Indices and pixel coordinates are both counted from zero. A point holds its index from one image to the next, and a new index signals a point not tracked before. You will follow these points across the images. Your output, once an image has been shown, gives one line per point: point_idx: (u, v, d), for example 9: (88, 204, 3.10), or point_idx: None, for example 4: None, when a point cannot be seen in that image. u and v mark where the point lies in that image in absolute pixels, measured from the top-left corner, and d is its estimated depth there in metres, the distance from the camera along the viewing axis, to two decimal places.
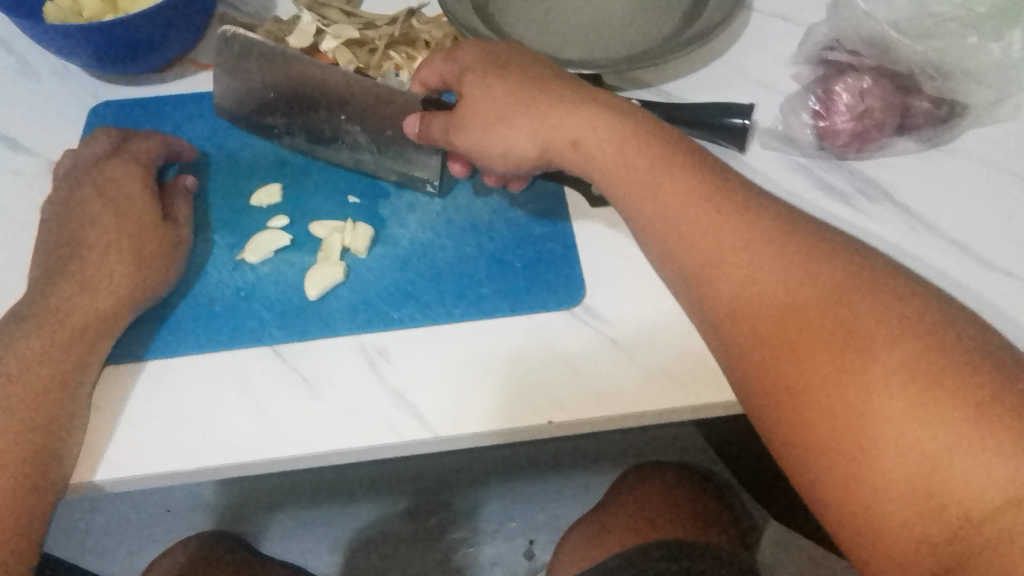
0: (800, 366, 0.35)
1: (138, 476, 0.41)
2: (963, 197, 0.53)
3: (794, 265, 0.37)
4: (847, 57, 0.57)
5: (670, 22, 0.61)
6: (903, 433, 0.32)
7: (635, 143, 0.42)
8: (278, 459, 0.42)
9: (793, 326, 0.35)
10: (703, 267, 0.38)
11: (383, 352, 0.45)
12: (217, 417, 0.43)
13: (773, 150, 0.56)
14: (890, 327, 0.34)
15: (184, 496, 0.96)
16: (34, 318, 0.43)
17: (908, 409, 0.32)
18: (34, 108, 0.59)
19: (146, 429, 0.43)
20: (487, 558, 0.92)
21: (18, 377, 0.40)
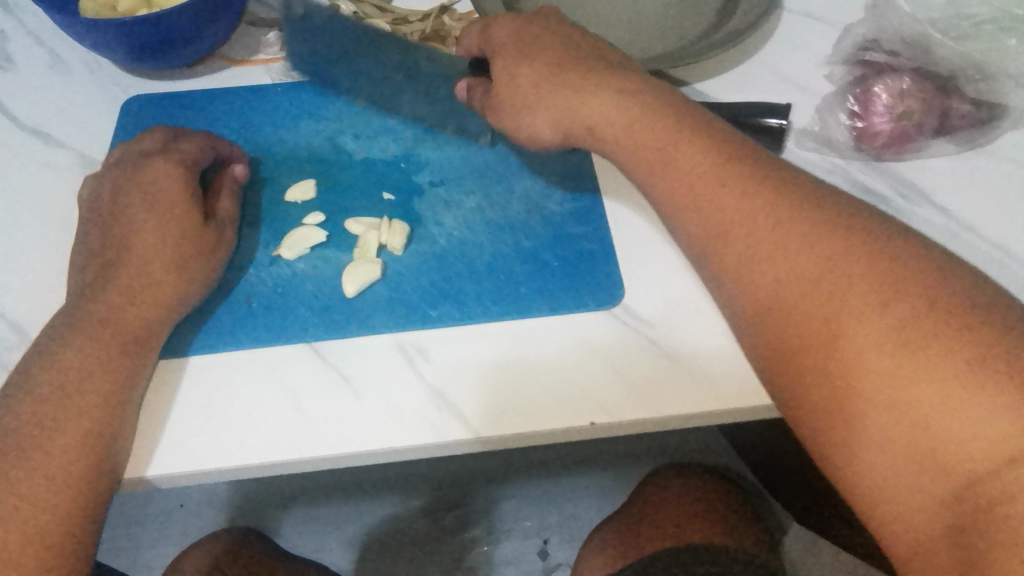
0: (828, 354, 0.35)
1: (181, 473, 0.41)
2: (1010, 202, 0.52)
3: (828, 253, 0.36)
4: (885, 57, 0.57)
5: (705, 20, 0.61)
6: (930, 430, 0.31)
7: (684, 149, 0.42)
8: (320, 458, 0.42)
9: (819, 315, 0.35)
10: (737, 268, 0.38)
11: (421, 351, 0.45)
12: (257, 415, 0.43)
13: (809, 150, 0.55)
14: (917, 322, 0.33)
15: (200, 492, 0.96)
16: (83, 315, 0.43)
17: (938, 393, 0.31)
18: (66, 102, 0.59)
19: (188, 426, 0.42)
20: (502, 557, 0.91)
21: (74, 377, 0.41)
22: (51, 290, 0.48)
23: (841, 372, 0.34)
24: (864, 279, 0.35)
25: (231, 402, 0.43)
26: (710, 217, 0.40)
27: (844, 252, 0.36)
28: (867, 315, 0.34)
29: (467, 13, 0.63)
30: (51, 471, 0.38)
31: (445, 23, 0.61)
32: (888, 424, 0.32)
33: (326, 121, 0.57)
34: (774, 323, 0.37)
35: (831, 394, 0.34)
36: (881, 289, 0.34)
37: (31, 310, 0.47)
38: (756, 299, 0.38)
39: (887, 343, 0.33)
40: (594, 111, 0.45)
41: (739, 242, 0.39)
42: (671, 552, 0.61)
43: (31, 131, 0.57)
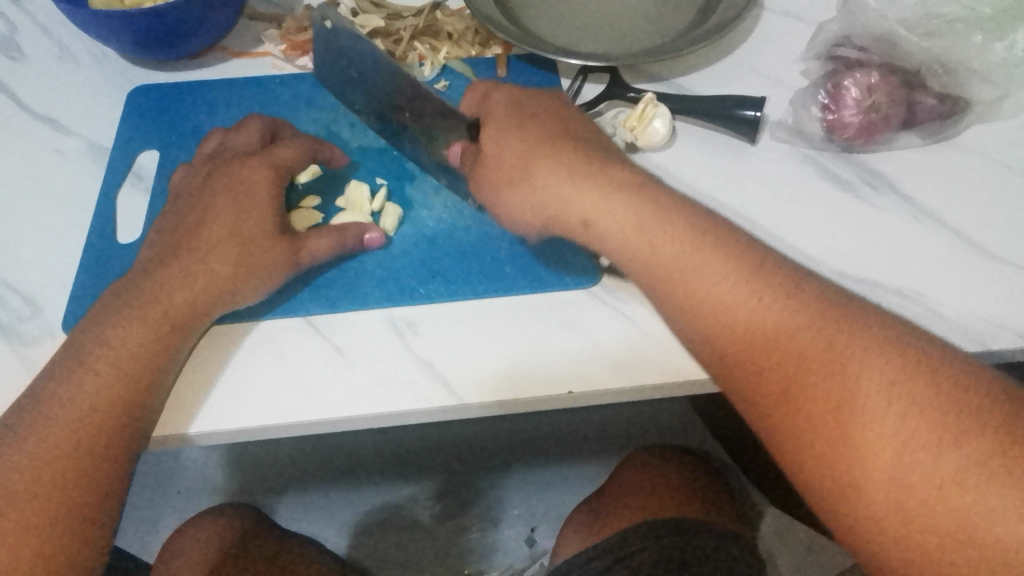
0: (827, 438, 0.36)
1: (224, 429, 0.44)
2: (964, 236, 0.52)
3: (830, 337, 0.37)
4: (856, 53, 0.59)
5: (685, 17, 0.64)
6: (918, 475, 0.33)
7: (672, 224, 0.43)
8: (327, 419, 0.45)
9: (815, 404, 0.36)
10: (715, 315, 0.40)
11: (412, 326, 0.48)
12: (290, 384, 0.46)
13: (782, 141, 0.58)
14: (895, 375, 0.35)
15: (197, 478, 0.98)
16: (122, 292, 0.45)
17: (933, 465, 0.33)
18: (75, 92, 0.61)
19: (227, 393, 0.45)
20: (490, 544, 0.94)
21: (123, 353, 0.42)
22: (61, 268, 0.51)
23: (844, 454, 0.35)
24: (848, 366, 0.36)
25: (233, 371, 0.46)
26: (682, 281, 0.41)
27: (825, 339, 0.37)
28: (875, 379, 0.36)
29: (459, 10, 0.66)
30: (69, 431, 0.40)
31: (437, 18, 0.65)
32: (891, 500, 0.34)
33: (323, 111, 0.59)
34: (770, 409, 0.38)
35: (833, 472, 0.35)
36: (864, 372, 0.36)
37: (42, 286, 0.50)
38: (753, 392, 0.39)
39: (882, 423, 0.35)
40: (568, 183, 0.46)
41: (729, 332, 0.39)
42: (654, 537, 0.61)
43: (41, 119, 0.59)
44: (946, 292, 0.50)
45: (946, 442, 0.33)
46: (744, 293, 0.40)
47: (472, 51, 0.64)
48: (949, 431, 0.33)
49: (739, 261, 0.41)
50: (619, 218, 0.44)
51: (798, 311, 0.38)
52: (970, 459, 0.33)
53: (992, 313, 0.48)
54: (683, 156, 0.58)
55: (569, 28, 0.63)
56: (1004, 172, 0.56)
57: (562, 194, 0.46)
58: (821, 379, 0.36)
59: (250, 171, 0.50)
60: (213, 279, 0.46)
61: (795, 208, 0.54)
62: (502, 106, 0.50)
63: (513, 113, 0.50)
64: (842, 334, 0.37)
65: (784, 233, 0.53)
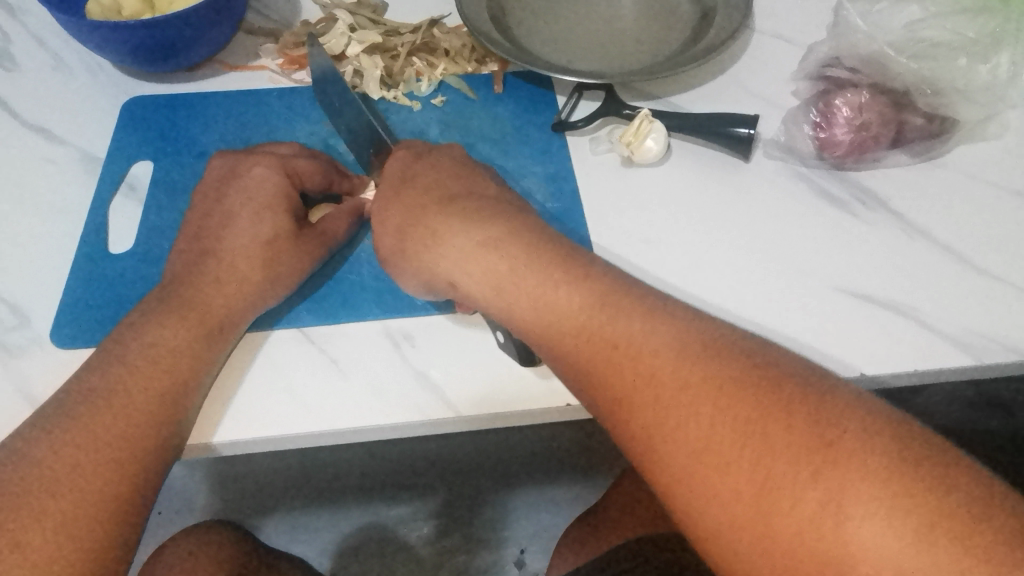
0: (751, 505, 0.32)
1: (253, 439, 0.44)
2: (897, 276, 0.52)
3: (759, 395, 0.34)
4: (847, 73, 0.61)
5: (678, 37, 0.65)
6: (866, 547, 0.29)
7: (600, 285, 0.42)
8: (336, 430, 0.44)
9: (734, 469, 0.33)
10: (639, 373, 0.37)
11: (407, 337, 0.48)
12: (314, 400, 0.45)
13: (775, 159, 0.59)
14: (844, 433, 0.32)
15: (178, 499, 0.96)
16: (154, 307, 0.45)
17: (859, 522, 0.30)
18: (68, 102, 0.61)
19: (253, 403, 0.45)
20: (481, 568, 0.92)
21: (149, 361, 0.42)
22: (51, 277, 0.50)
23: (764, 518, 0.32)
24: (750, 429, 0.33)
25: (230, 380, 0.45)
26: (586, 336, 0.40)
27: (741, 397, 0.34)
28: (819, 441, 0.32)
29: (456, 27, 0.67)
30: (76, 437, 0.38)
31: (434, 35, 0.65)
32: (822, 573, 0.30)
33: (321, 124, 0.59)
34: (688, 476, 0.34)
35: (758, 542, 0.32)
36: (782, 430, 0.33)
37: (31, 295, 0.49)
38: (670, 457, 0.35)
39: (805, 480, 0.32)
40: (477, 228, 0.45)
41: (644, 389, 0.37)
42: (664, 551, 0.60)
43: (33, 128, 0.59)
44: (882, 333, 0.49)
45: (872, 495, 0.30)
46: (651, 350, 0.37)
47: (469, 67, 0.65)
48: (871, 484, 0.30)
49: (650, 318, 0.39)
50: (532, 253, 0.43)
51: (698, 370, 0.36)
52: (898, 512, 0.30)
53: (984, 328, 0.49)
54: (676, 173, 0.58)
55: (564, 46, 0.64)
56: (989, 190, 0.57)
57: (470, 243, 0.45)
58: (737, 440, 0.33)
59: (265, 175, 0.50)
60: (240, 284, 0.46)
61: (727, 255, 0.53)
62: (389, 176, 0.51)
63: (397, 185, 0.50)
64: (752, 389, 0.34)
65: (718, 279, 0.52)
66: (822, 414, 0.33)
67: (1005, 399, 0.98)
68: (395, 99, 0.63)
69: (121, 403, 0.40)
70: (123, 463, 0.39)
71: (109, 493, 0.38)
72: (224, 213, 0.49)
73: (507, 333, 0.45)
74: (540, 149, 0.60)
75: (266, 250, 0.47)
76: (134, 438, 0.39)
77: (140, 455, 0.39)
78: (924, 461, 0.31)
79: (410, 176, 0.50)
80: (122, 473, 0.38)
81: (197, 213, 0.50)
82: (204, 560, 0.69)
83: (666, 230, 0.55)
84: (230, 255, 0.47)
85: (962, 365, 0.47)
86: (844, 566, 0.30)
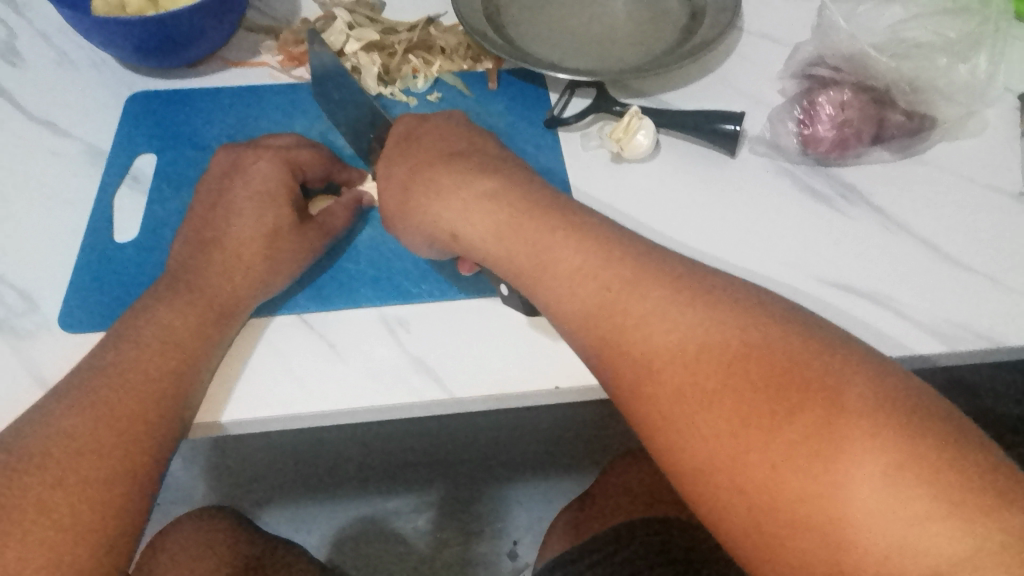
0: (731, 477, 0.34)
1: (255, 420, 0.45)
2: (880, 265, 0.54)
3: (766, 360, 0.35)
4: (829, 72, 0.63)
5: (668, 36, 0.66)
6: (869, 501, 0.31)
7: (599, 250, 0.42)
8: (336, 412, 0.46)
9: (716, 444, 0.35)
10: (646, 340, 0.38)
11: (403, 323, 0.49)
12: (314, 383, 0.46)
13: (760, 155, 0.61)
14: (850, 395, 0.34)
15: (177, 489, 0.97)
16: (160, 293, 0.47)
17: (831, 493, 0.32)
18: (73, 97, 0.62)
19: (254, 385, 0.46)
20: (474, 558, 0.94)
21: (156, 345, 0.44)
22: (59, 265, 0.52)
23: (744, 490, 0.34)
24: (758, 392, 0.34)
25: (232, 363, 0.47)
26: (573, 322, 0.41)
27: (747, 363, 0.35)
28: (824, 402, 0.34)
29: (451, 25, 0.69)
30: (86, 417, 0.40)
31: (431, 33, 0.67)
32: (818, 530, 0.32)
33: (320, 119, 0.61)
34: (672, 450, 0.36)
35: (737, 511, 0.34)
36: (764, 406, 0.34)
37: (40, 283, 0.51)
38: (655, 432, 0.37)
39: (783, 454, 0.33)
40: (468, 220, 0.46)
41: (632, 370, 0.38)
42: (649, 532, 0.62)
43: (39, 121, 0.60)
44: (866, 320, 0.51)
45: (845, 468, 0.32)
46: (640, 330, 0.39)
47: (465, 65, 0.67)
48: (845, 458, 0.32)
49: (656, 287, 0.40)
50: (524, 243, 0.44)
51: (706, 338, 0.37)
52: (868, 484, 0.31)
53: (959, 319, 0.51)
54: (665, 168, 0.60)
55: (557, 45, 0.66)
56: (967, 186, 0.59)
57: (465, 232, 0.47)
58: (720, 417, 0.35)
59: (265, 167, 0.51)
60: (243, 271, 0.48)
61: (718, 244, 0.55)
62: (397, 138, 0.52)
63: (405, 145, 0.52)
64: (737, 365, 0.36)
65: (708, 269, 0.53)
66: (804, 387, 0.34)
67: (990, 388, 1.01)
68: (393, 95, 0.64)
69: (129, 384, 0.42)
70: (133, 441, 0.40)
71: (121, 470, 0.39)
72: (228, 204, 0.50)
73: (512, 288, 0.47)
74: (533, 145, 0.61)
75: (269, 240, 0.49)
76: (143, 418, 0.41)
77: (149, 434, 0.41)
78: (899, 434, 0.32)
79: (416, 138, 0.52)
80: (132, 451, 0.40)
81: (200, 204, 0.52)
82: (203, 547, 0.71)
83: (656, 222, 0.56)
84: (233, 244, 0.49)
85: (940, 351, 0.49)
86: (849, 520, 0.31)
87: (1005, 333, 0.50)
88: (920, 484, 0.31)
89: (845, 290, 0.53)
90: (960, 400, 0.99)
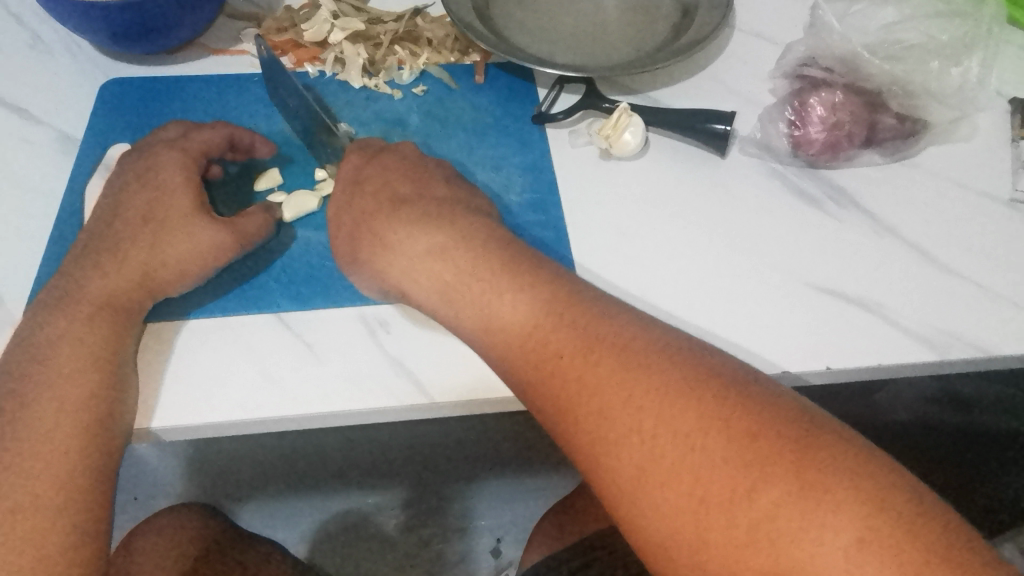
0: (697, 497, 0.34)
1: (222, 422, 0.44)
2: (865, 273, 0.53)
3: (727, 388, 0.36)
4: (822, 73, 0.62)
5: (660, 33, 0.65)
6: (836, 529, 0.31)
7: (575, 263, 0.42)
8: (306, 414, 0.45)
9: (690, 471, 0.34)
10: (612, 360, 0.38)
11: (383, 323, 0.48)
12: (287, 387, 0.45)
13: (751, 155, 0.60)
14: (826, 426, 0.34)
15: (151, 484, 0.95)
16: (73, 302, 0.44)
17: (808, 523, 0.32)
18: (45, 82, 0.61)
19: (225, 386, 0.45)
20: (455, 555, 0.93)
21: (64, 361, 0.42)
22: (23, 257, 0.50)
23: (718, 519, 0.33)
24: (719, 417, 0.35)
25: (199, 363, 0.46)
26: (542, 346, 0.40)
27: (712, 392, 0.36)
28: (792, 428, 0.34)
29: (439, 17, 0.68)
30: (27, 440, 0.39)
31: (417, 25, 0.66)
32: (786, 551, 0.32)
33: None
34: (641, 467, 0.35)
35: (701, 532, 0.33)
36: (731, 430, 0.34)
37: (4, 275, 0.49)
38: (624, 446, 0.36)
39: (762, 476, 0.33)
40: (443, 247, 0.45)
41: (598, 388, 0.38)
42: (611, 545, 0.60)
43: (9, 107, 0.58)
44: (851, 328, 0.50)
45: (823, 500, 0.32)
46: (620, 350, 0.38)
47: (452, 57, 0.65)
48: (823, 484, 0.32)
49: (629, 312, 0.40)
50: (507, 262, 0.43)
51: (671, 360, 0.38)
52: (840, 514, 0.32)
53: (945, 325, 0.50)
54: (652, 167, 0.59)
55: (547, 39, 0.65)
56: (955, 189, 0.58)
57: (438, 239, 0.46)
58: (693, 438, 0.35)
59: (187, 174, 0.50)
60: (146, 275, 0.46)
61: (702, 247, 0.54)
62: (346, 178, 0.51)
63: (353, 183, 0.51)
64: (716, 393, 0.36)
65: (689, 277, 0.53)
66: (769, 418, 0.35)
67: (979, 398, 1.00)
68: (376, 88, 0.63)
69: (53, 407, 0.40)
70: (63, 446, 0.40)
71: (59, 478, 0.39)
72: (160, 196, 0.49)
73: None
74: (519, 141, 0.60)
75: (202, 233, 0.47)
76: (69, 422, 0.40)
77: (84, 439, 0.40)
78: (868, 473, 0.33)
79: (363, 181, 0.51)
80: (56, 456, 0.39)
81: (116, 199, 0.49)
82: (178, 540, 0.69)
83: (641, 224, 0.55)
84: (166, 241, 0.47)
85: (928, 359, 0.49)
86: (815, 542, 0.31)
87: (992, 343, 0.50)
88: (891, 522, 0.31)
89: (830, 298, 0.52)
90: (942, 406, 0.99)
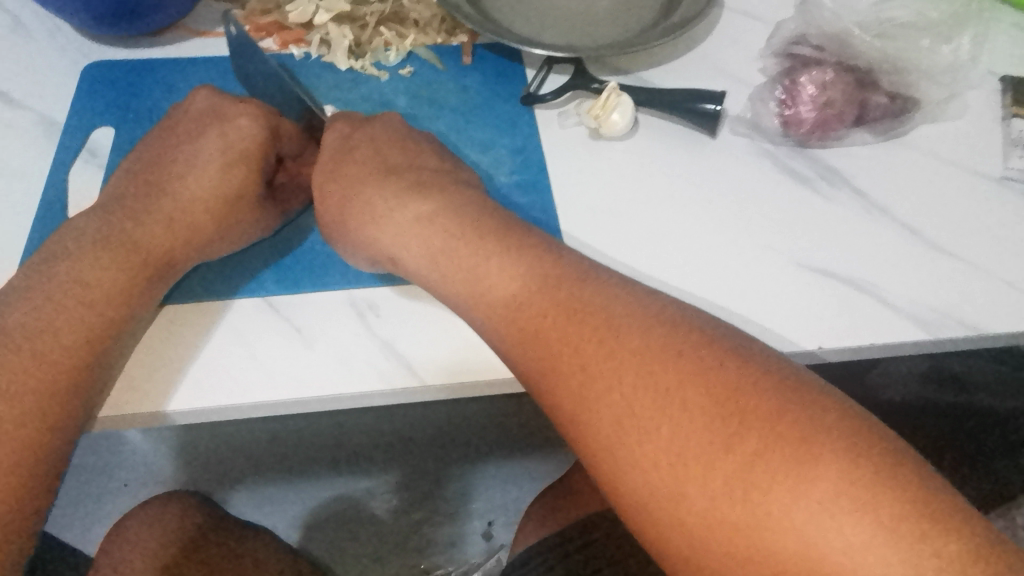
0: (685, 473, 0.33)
1: (208, 407, 0.44)
2: (856, 251, 0.53)
3: (712, 363, 0.35)
4: (812, 51, 0.62)
5: (649, 12, 0.65)
6: (825, 504, 0.31)
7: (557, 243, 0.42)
8: (294, 398, 0.44)
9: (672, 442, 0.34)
10: (598, 336, 0.37)
11: (372, 306, 0.48)
12: (274, 370, 0.45)
13: (741, 135, 0.60)
14: (821, 403, 0.34)
15: (143, 469, 0.95)
16: (85, 261, 0.44)
17: (798, 497, 0.31)
18: (26, 65, 0.60)
19: (212, 371, 0.45)
20: (446, 538, 0.93)
21: (79, 321, 0.42)
22: (5, 241, 0.50)
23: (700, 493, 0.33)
24: (704, 391, 0.34)
25: (187, 348, 0.46)
26: (524, 321, 0.40)
27: (696, 365, 0.35)
28: (782, 404, 0.33)
29: None
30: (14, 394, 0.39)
31: (404, 5, 0.65)
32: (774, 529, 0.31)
33: None
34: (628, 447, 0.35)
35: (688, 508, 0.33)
36: (717, 407, 0.34)
37: None
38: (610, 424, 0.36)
39: (752, 453, 0.32)
40: (423, 233, 0.45)
41: (579, 355, 0.37)
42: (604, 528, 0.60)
43: None
44: (841, 307, 0.50)
45: (817, 471, 0.31)
46: (608, 326, 0.38)
47: (439, 38, 0.65)
48: (814, 461, 0.32)
49: (615, 294, 0.39)
50: (488, 242, 0.43)
51: (656, 333, 0.37)
52: (831, 487, 0.31)
53: (932, 302, 0.50)
54: (641, 148, 0.58)
55: (536, 19, 0.64)
56: (944, 167, 0.58)
57: (420, 222, 0.45)
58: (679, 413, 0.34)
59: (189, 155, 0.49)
60: (165, 249, 0.46)
61: (690, 225, 0.54)
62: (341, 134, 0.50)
63: (350, 147, 0.50)
64: (699, 362, 0.35)
65: (679, 259, 0.52)
66: (760, 395, 0.34)
67: (975, 379, 1.00)
68: (363, 69, 0.62)
69: (42, 362, 0.40)
70: (45, 413, 0.39)
71: (27, 462, 0.38)
72: (167, 177, 0.49)
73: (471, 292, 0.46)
74: (508, 122, 0.60)
75: (203, 216, 0.48)
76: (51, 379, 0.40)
77: (59, 397, 0.40)
78: (865, 443, 0.32)
79: (348, 154, 0.50)
80: (45, 435, 0.39)
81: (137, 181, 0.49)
82: (166, 525, 0.69)
83: (630, 205, 0.55)
84: (156, 220, 0.47)
85: (917, 338, 0.49)
86: (800, 520, 0.31)
87: (982, 320, 0.50)
88: (882, 493, 0.31)
89: (820, 277, 0.52)
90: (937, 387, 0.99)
